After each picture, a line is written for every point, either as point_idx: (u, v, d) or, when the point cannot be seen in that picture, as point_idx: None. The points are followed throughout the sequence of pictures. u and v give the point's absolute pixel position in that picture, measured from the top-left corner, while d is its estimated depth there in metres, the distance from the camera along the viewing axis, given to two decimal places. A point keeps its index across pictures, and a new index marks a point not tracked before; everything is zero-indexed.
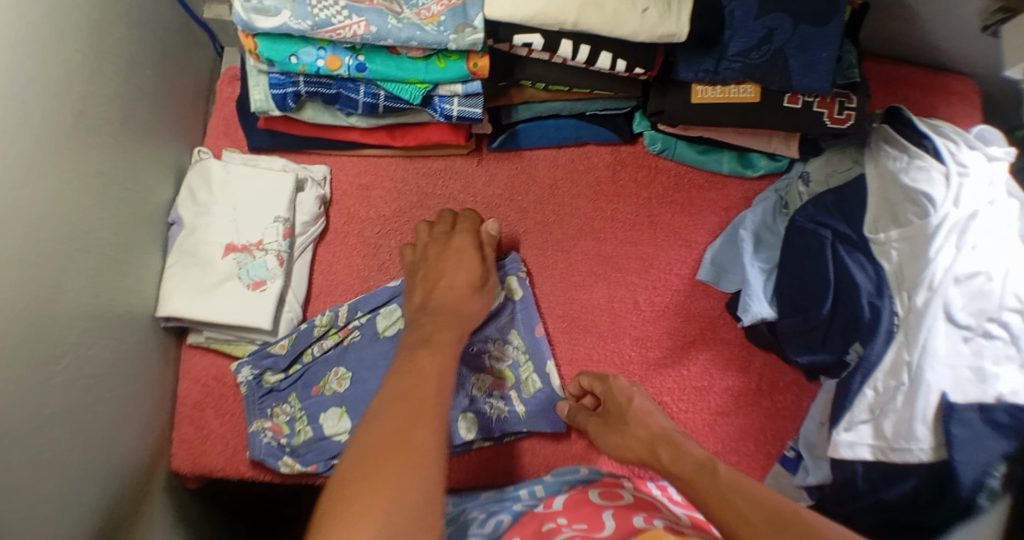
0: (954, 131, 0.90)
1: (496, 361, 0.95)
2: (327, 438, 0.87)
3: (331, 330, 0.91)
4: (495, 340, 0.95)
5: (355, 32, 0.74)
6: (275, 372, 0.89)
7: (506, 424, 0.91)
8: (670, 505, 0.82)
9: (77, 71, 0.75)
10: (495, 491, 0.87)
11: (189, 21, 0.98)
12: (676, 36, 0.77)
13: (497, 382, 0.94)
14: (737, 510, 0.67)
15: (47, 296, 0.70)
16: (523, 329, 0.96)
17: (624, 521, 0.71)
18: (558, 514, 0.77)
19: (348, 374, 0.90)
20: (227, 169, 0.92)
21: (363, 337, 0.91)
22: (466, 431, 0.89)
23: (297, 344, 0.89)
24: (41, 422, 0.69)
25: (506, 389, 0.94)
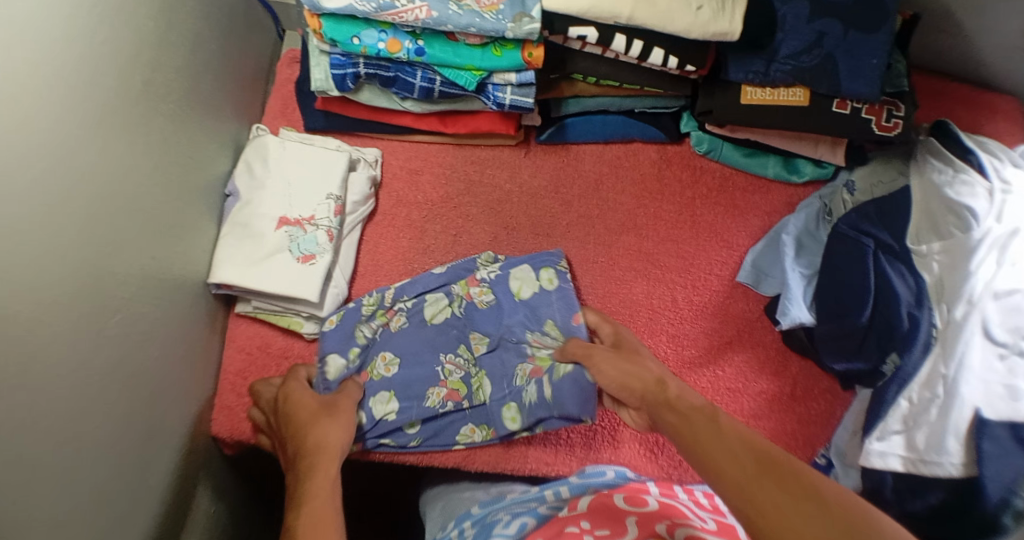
0: (998, 149, 0.93)
1: (536, 348, 0.93)
2: (376, 421, 0.87)
3: (379, 310, 0.93)
4: (532, 331, 0.94)
5: (416, 16, 0.77)
6: (336, 364, 0.89)
7: (541, 411, 0.88)
8: (695, 509, 0.81)
9: (148, 40, 0.79)
10: (520, 492, 0.88)
11: (255, 4, 1.02)
12: (728, 35, 0.79)
13: (536, 369, 0.92)
14: (727, 440, 0.64)
15: (109, 251, 0.74)
16: (560, 318, 0.93)
17: (647, 529, 0.73)
18: (580, 518, 0.76)
19: (394, 360, 0.91)
20: (284, 144, 0.96)
21: (409, 323, 0.94)
22: (511, 421, 0.88)
23: (340, 322, 0.91)
24: (96, 372, 0.73)
25: (542, 376, 0.91)
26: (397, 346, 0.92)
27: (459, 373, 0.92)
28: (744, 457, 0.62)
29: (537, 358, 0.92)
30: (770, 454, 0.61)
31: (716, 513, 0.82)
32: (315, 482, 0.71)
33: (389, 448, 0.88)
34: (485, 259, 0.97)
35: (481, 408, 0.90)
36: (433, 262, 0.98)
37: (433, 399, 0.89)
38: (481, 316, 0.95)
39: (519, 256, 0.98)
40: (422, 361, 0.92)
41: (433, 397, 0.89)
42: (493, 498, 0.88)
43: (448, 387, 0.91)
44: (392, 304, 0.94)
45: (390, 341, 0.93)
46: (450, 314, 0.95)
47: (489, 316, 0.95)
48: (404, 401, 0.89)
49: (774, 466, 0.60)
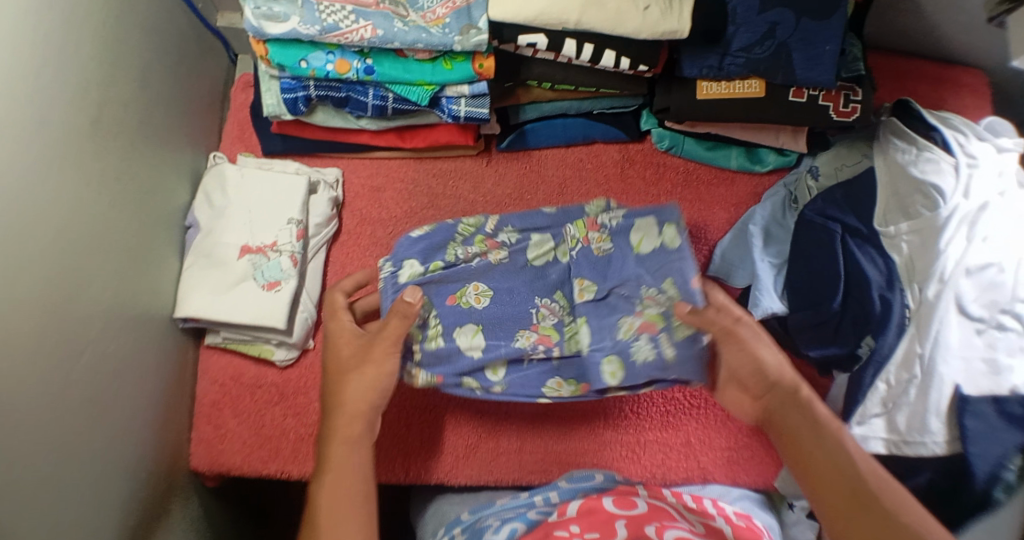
0: (963, 123, 0.91)
1: (647, 305, 0.87)
2: (461, 353, 0.87)
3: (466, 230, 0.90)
4: (646, 286, 0.87)
5: (361, 36, 0.76)
6: (411, 270, 0.87)
7: (650, 369, 0.84)
8: (685, 512, 0.81)
9: (94, 76, 0.77)
10: (510, 498, 0.87)
11: (204, 30, 1.00)
12: (678, 33, 0.78)
13: (645, 325, 0.86)
14: (833, 465, 0.69)
15: (68, 296, 0.73)
16: (680, 280, 0.86)
17: (637, 529, 0.72)
18: (570, 522, 0.76)
19: (485, 293, 0.89)
20: (241, 172, 0.95)
21: (511, 262, 0.90)
22: (610, 375, 0.84)
23: (421, 250, 0.88)
24: (62, 418, 0.72)
25: (654, 332, 0.85)
26: (478, 266, 0.89)
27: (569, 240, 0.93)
28: (844, 485, 0.67)
29: (645, 313, 0.87)
30: (864, 492, 0.66)
31: (704, 517, 0.81)
32: (334, 449, 0.73)
33: (466, 391, 0.86)
34: (597, 204, 0.90)
35: (576, 360, 0.88)
36: None
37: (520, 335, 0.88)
38: (588, 263, 0.89)
39: (636, 209, 0.90)
40: (509, 289, 0.90)
41: (524, 337, 0.88)
42: (481, 505, 0.89)
43: (541, 331, 0.89)
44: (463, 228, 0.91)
45: (478, 269, 0.89)
46: (551, 259, 0.91)
47: (598, 265, 0.89)
48: (493, 339, 0.88)
49: (861, 497, 0.66)
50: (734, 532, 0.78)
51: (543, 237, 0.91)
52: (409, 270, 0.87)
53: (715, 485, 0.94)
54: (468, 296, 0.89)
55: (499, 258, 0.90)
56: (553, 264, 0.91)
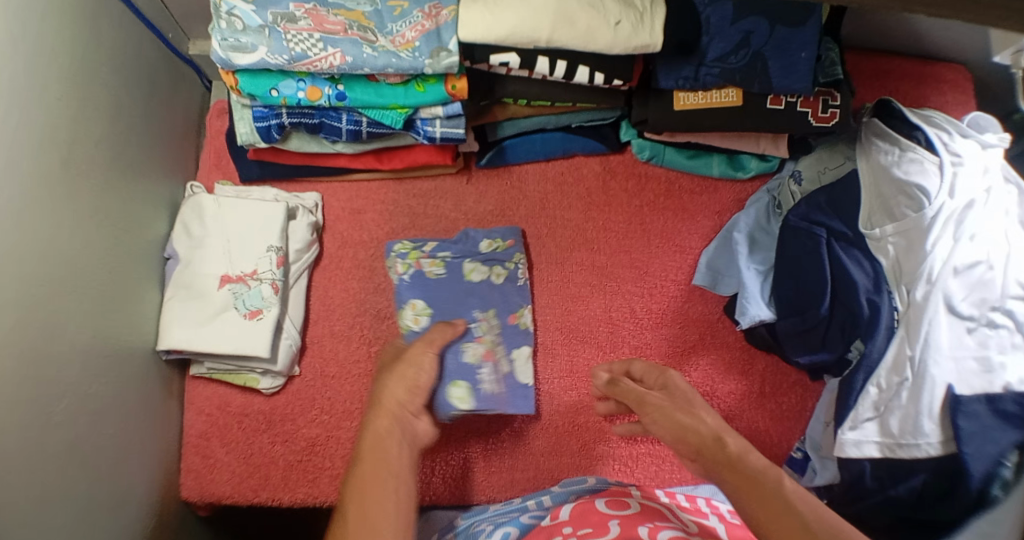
0: (946, 120, 0.89)
1: (483, 332, 0.93)
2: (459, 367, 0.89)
3: (417, 257, 0.96)
4: (483, 312, 0.95)
5: (330, 63, 0.75)
6: (416, 309, 0.93)
7: (489, 395, 0.89)
8: (678, 512, 0.80)
9: (62, 118, 0.76)
10: (503, 504, 0.87)
11: (175, 59, 1.00)
12: (650, 47, 0.77)
13: (486, 353, 0.92)
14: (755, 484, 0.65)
15: (46, 338, 0.72)
16: (501, 309, 0.96)
17: (629, 529, 0.71)
18: (564, 525, 0.76)
19: (501, 318, 0.95)
20: (219, 202, 0.94)
21: (508, 281, 0.97)
22: (462, 401, 0.87)
23: (408, 286, 0.94)
24: (49, 461, 0.71)
25: (492, 359, 0.91)
26: (482, 290, 0.96)
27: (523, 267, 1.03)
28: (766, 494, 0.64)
29: (484, 341, 0.92)
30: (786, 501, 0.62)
31: (696, 516, 0.81)
32: (377, 426, 0.69)
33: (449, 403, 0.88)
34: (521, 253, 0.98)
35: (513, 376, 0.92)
36: (386, 301, 0.98)
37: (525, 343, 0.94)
38: (517, 291, 0.97)
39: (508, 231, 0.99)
40: (502, 312, 0.96)
41: (504, 353, 0.93)
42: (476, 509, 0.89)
43: (483, 345, 0.92)
44: (434, 254, 0.97)
45: (478, 295, 0.96)
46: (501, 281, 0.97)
47: (513, 293, 0.97)
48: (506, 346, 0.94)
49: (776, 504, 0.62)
50: (726, 529, 0.78)
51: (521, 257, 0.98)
52: (415, 306, 0.93)
53: (707, 485, 0.92)
54: (489, 317, 0.95)
55: (500, 284, 0.96)
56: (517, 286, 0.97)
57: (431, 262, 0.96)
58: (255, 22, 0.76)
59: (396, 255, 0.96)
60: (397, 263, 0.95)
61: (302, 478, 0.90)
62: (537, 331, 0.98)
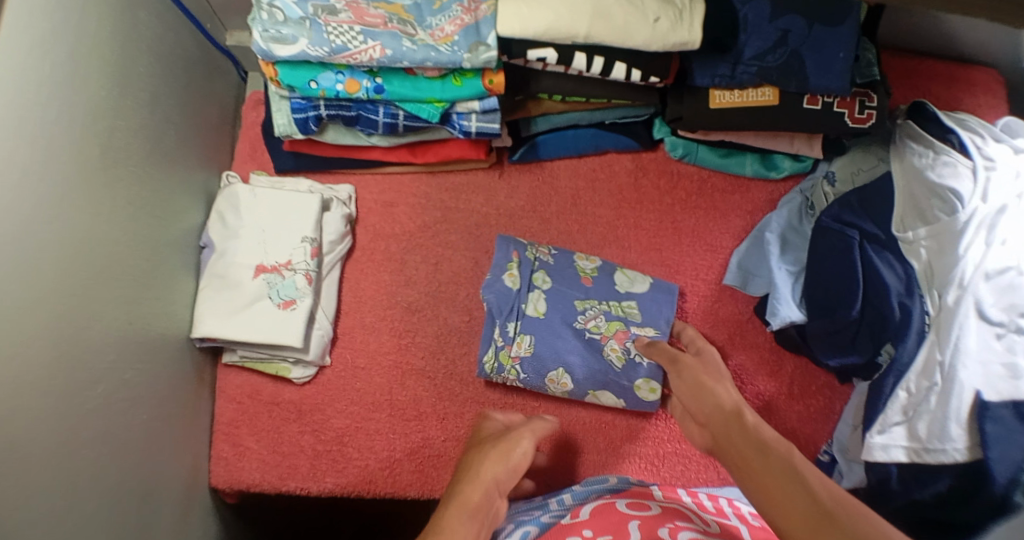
0: (980, 125, 0.89)
1: (598, 327, 0.93)
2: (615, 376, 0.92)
3: (505, 356, 0.90)
4: (580, 318, 0.94)
5: (371, 56, 0.76)
6: (555, 375, 0.91)
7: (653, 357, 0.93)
8: (700, 512, 0.81)
9: (103, 106, 0.77)
10: (524, 502, 0.87)
11: (213, 50, 1.01)
12: (688, 44, 0.77)
13: (618, 338, 0.93)
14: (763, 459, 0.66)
15: (83, 323, 0.73)
16: (580, 292, 0.95)
17: (649, 532, 0.71)
18: (583, 526, 0.75)
19: (589, 297, 0.95)
20: (254, 192, 0.95)
21: (555, 263, 0.96)
22: (654, 391, 0.92)
23: (530, 377, 0.91)
24: (83, 445, 0.73)
25: (626, 334, 0.93)
26: (552, 302, 0.94)
27: (542, 256, 0.96)
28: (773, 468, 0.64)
29: (608, 332, 0.93)
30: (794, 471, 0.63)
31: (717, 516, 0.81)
32: (450, 516, 0.72)
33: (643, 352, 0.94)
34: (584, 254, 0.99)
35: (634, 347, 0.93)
36: (416, 294, 0.98)
37: (622, 286, 0.96)
38: (562, 274, 0.96)
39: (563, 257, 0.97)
40: (590, 294, 0.95)
41: (620, 308, 0.95)
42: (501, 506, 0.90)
43: (610, 335, 0.93)
44: (513, 336, 0.91)
45: (556, 321, 0.93)
46: (547, 287, 0.94)
47: (567, 275, 0.96)
48: (561, 285, 0.95)
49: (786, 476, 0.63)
50: (748, 530, 0.78)
51: (531, 250, 0.96)
52: (552, 378, 0.91)
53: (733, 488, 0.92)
54: (586, 306, 0.94)
55: (550, 287, 0.94)
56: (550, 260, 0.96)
57: (517, 341, 0.91)
58: (295, 13, 0.77)
59: (488, 373, 0.91)
60: (503, 377, 0.90)
61: (331, 467, 0.91)
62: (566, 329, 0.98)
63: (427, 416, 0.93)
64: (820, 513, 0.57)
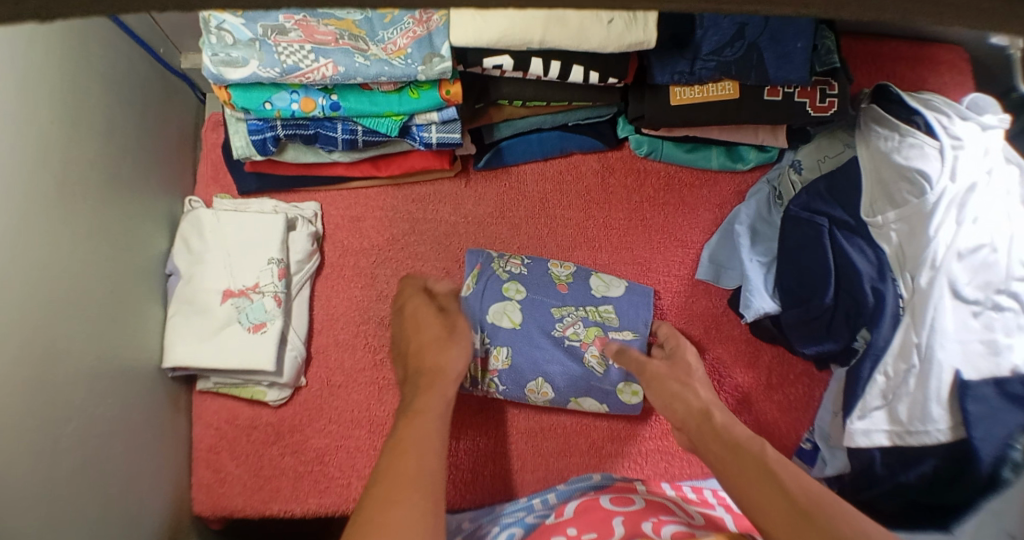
0: (945, 104, 0.89)
1: (576, 332, 0.93)
2: (597, 381, 0.91)
3: (481, 371, 0.91)
4: (558, 325, 0.93)
5: (323, 74, 0.75)
6: (534, 386, 0.91)
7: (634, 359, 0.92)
8: (684, 504, 0.81)
9: (55, 139, 0.76)
10: (510, 503, 0.88)
11: (167, 74, 0.99)
12: (644, 44, 0.76)
13: (597, 342, 0.93)
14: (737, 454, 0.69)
15: (49, 362, 0.72)
16: (557, 300, 0.94)
17: (633, 528, 0.71)
18: (568, 525, 0.75)
19: (566, 304, 0.94)
20: (217, 216, 0.94)
21: (531, 272, 0.96)
22: (637, 394, 0.91)
23: (509, 388, 0.91)
24: (59, 484, 0.72)
25: (604, 339, 0.93)
26: (529, 312, 0.93)
27: (515, 268, 0.95)
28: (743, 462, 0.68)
29: (586, 337, 0.93)
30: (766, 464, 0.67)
31: (702, 506, 0.82)
32: (421, 405, 0.75)
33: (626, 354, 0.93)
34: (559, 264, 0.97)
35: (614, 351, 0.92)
36: (389, 308, 0.98)
37: (599, 290, 0.96)
38: (538, 281, 0.95)
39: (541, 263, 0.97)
40: (566, 301, 0.95)
41: (598, 313, 0.94)
42: (482, 509, 0.88)
43: (588, 340, 0.93)
44: (489, 350, 0.91)
45: (533, 330, 0.92)
46: (520, 295, 0.94)
47: (541, 281, 0.95)
48: (538, 294, 0.94)
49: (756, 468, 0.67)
50: (733, 521, 0.78)
51: (499, 263, 0.95)
52: (531, 388, 0.91)
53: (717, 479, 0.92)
54: (563, 314, 0.94)
55: (525, 296, 0.94)
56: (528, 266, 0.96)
57: (492, 355, 0.91)
58: (244, 34, 0.75)
59: (469, 385, 0.91)
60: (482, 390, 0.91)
61: (313, 488, 0.91)
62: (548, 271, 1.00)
63: None
64: (801, 516, 0.59)
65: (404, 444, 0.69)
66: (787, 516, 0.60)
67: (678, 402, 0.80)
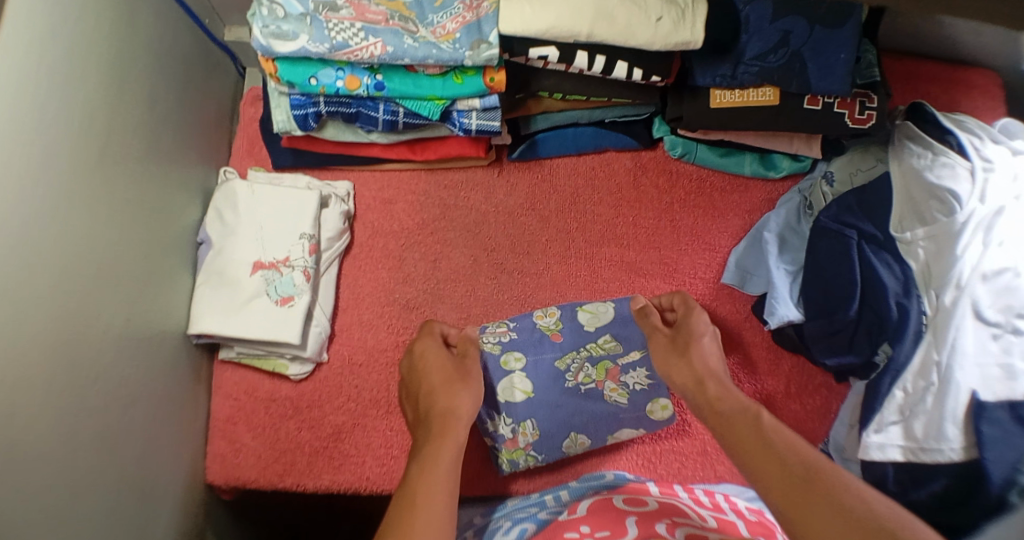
0: (978, 126, 0.90)
1: (587, 376, 0.92)
2: (625, 410, 0.90)
3: (514, 449, 0.89)
4: (570, 374, 0.92)
5: (371, 53, 0.75)
6: (568, 446, 0.89)
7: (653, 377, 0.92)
8: (696, 508, 0.81)
9: (100, 101, 0.76)
10: (521, 499, 0.88)
11: (211, 45, 1.00)
12: (690, 44, 0.77)
13: (610, 375, 0.92)
14: (740, 422, 0.71)
15: (82, 321, 0.73)
16: (557, 351, 0.92)
17: (647, 528, 0.71)
18: (580, 522, 0.75)
19: (566, 353, 0.92)
20: (252, 189, 0.95)
21: (519, 330, 0.93)
22: (669, 409, 0.91)
23: (548, 455, 0.90)
24: (83, 441, 0.72)
25: (615, 369, 0.92)
26: (536, 377, 0.91)
27: (502, 337, 0.93)
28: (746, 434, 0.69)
29: (596, 373, 0.92)
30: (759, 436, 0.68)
31: (714, 511, 0.82)
32: (431, 449, 0.72)
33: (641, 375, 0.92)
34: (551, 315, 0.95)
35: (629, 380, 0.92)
36: (414, 292, 0.98)
37: (591, 324, 0.94)
38: (531, 342, 0.93)
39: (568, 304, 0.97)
40: (565, 349, 0.93)
41: (601, 347, 0.93)
42: (492, 505, 0.89)
43: (603, 377, 0.92)
44: (515, 425, 0.89)
45: (547, 393, 0.90)
46: (520, 361, 0.91)
47: (533, 339, 0.93)
48: (534, 354, 0.92)
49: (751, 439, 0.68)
50: (745, 526, 0.78)
51: (485, 336, 0.92)
52: (568, 445, 0.89)
53: (729, 484, 0.92)
54: (568, 363, 0.92)
55: (526, 362, 0.91)
56: (523, 327, 0.94)
57: (520, 432, 0.89)
58: (296, 9, 0.76)
59: (509, 466, 0.89)
60: (520, 461, 0.89)
61: (328, 464, 0.91)
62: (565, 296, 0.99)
63: None
64: (798, 483, 0.61)
65: (419, 490, 0.67)
66: (785, 478, 0.62)
67: (677, 371, 0.82)
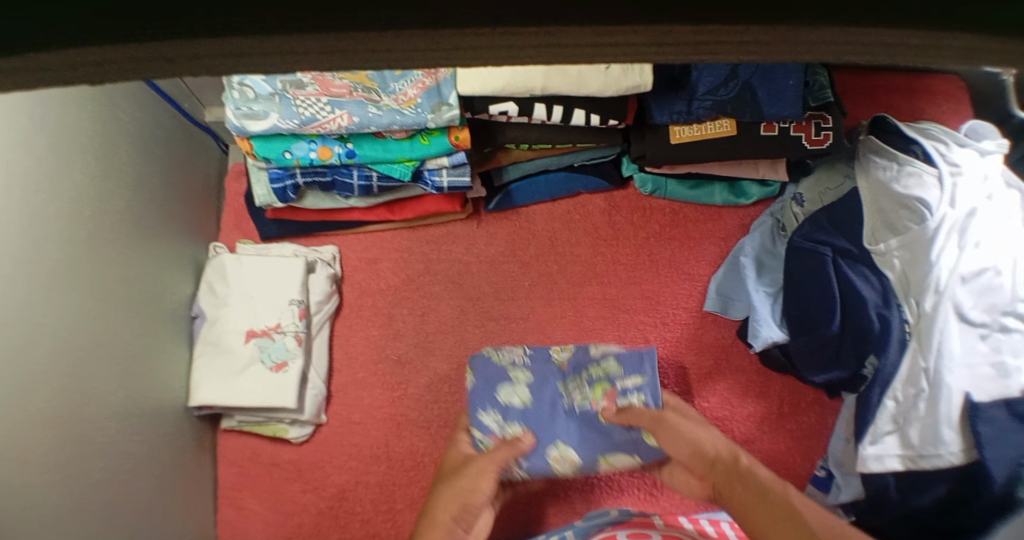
0: (943, 131, 0.89)
1: (584, 393, 0.88)
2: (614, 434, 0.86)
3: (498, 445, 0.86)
4: (569, 389, 0.89)
5: (338, 124, 0.80)
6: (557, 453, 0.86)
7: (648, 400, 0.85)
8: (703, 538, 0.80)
9: (87, 192, 0.81)
10: None
11: (192, 128, 1.06)
12: (641, 86, 0.79)
13: (607, 395, 0.87)
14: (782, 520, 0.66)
15: (79, 400, 0.76)
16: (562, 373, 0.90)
17: None
18: None
19: (570, 377, 0.90)
20: (241, 261, 0.99)
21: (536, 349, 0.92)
22: None
23: (532, 465, 0.85)
24: (91, 515, 0.75)
25: (614, 391, 0.87)
26: (536, 390, 0.89)
27: (517, 357, 0.91)
28: None
29: (591, 391, 0.88)
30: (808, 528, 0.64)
31: None
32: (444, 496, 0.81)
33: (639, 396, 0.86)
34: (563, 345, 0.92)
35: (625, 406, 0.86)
36: (405, 345, 1.01)
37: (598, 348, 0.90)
38: (541, 357, 0.91)
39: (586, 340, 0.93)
40: (571, 371, 0.90)
41: (601, 369, 0.89)
42: None
43: (600, 396, 0.87)
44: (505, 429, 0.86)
45: (545, 409, 0.88)
46: (525, 375, 0.90)
47: (543, 356, 0.91)
48: (541, 371, 0.90)
49: None
50: None
51: (503, 353, 0.91)
52: (553, 457, 0.85)
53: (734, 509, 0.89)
54: (569, 387, 0.89)
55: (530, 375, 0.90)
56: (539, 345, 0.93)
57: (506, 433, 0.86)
58: (264, 89, 0.81)
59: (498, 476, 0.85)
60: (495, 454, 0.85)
61: (335, 524, 0.93)
62: (550, 334, 1.02)
63: (424, 465, 0.95)
64: None
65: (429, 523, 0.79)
66: None
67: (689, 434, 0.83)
